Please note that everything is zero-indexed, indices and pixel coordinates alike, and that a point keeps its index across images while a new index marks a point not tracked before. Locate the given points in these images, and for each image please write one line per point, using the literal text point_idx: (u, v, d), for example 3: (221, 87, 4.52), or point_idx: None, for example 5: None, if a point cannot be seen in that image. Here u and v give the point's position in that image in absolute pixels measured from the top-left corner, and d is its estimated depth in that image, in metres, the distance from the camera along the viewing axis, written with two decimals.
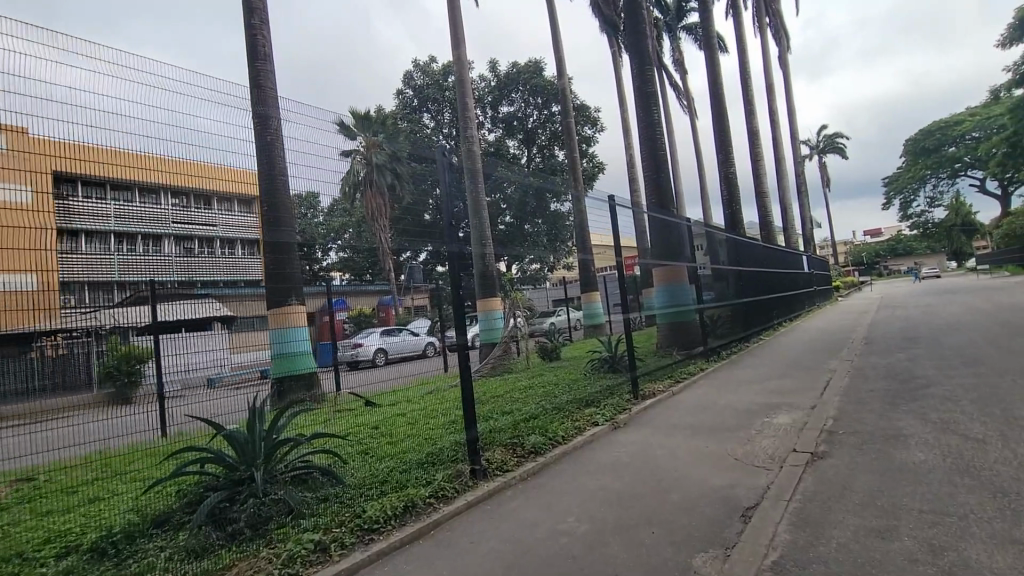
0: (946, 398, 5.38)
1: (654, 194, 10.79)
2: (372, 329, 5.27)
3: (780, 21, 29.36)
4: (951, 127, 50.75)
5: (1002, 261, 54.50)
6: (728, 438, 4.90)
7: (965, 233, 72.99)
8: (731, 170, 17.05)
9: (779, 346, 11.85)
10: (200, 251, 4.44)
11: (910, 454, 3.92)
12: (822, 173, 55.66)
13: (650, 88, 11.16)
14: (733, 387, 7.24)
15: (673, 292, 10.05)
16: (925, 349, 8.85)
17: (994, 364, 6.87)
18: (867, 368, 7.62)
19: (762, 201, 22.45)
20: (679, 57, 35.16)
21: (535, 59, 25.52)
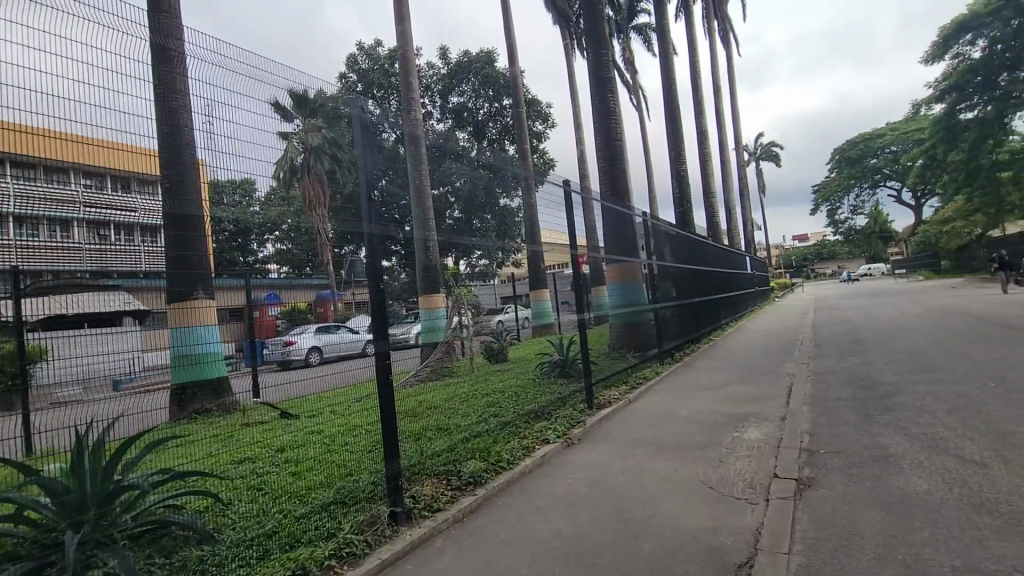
0: (919, 408, 5.01)
1: (608, 184, 10.19)
2: (303, 328, 3.88)
3: (727, 23, 29.93)
4: (872, 140, 54.39)
5: (916, 266, 59.01)
6: (697, 458, 4.28)
7: (883, 239, 78.71)
8: (682, 167, 16.89)
9: (730, 347, 11.64)
10: (115, 240, 3.08)
11: (907, 480, 3.41)
12: (758, 180, 58.22)
13: (605, 72, 10.57)
14: (693, 395, 6.72)
15: (627, 291, 9.64)
16: (876, 352, 8.72)
17: (952, 370, 6.70)
18: (827, 372, 7.32)
19: (710, 202, 22.65)
20: (630, 57, 35.26)
21: (487, 50, 24.65)
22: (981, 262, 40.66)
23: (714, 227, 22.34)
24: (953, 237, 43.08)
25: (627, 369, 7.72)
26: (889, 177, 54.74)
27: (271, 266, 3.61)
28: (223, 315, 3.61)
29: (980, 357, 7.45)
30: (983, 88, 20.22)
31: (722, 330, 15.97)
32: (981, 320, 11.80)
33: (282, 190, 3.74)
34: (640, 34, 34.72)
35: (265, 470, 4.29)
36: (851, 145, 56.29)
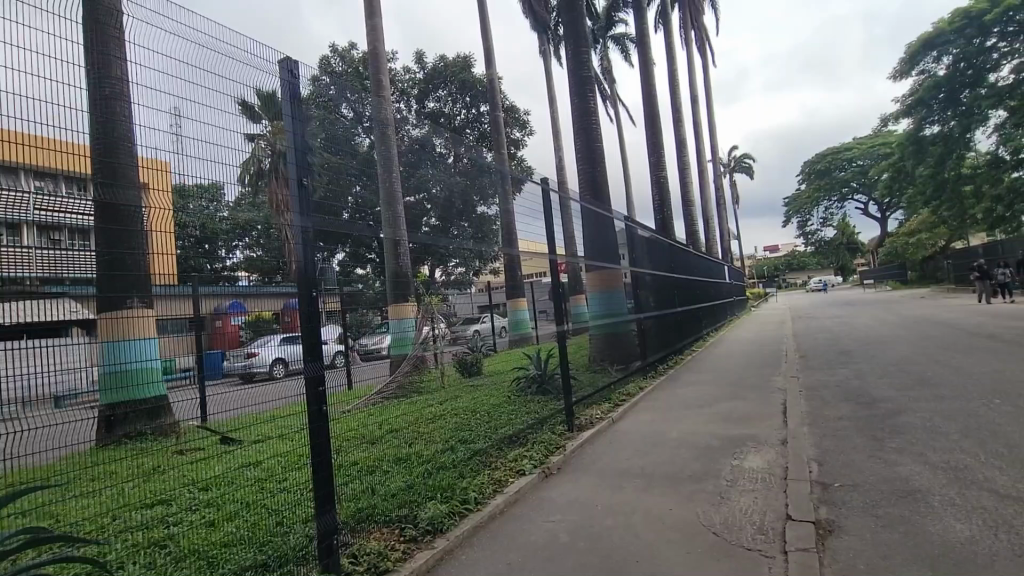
0: (931, 430, 4.56)
1: (588, 189, 9.70)
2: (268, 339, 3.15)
3: (703, 34, 30.13)
4: (840, 154, 55.81)
5: (883, 276, 60.51)
6: (695, 493, 3.72)
7: (850, 250, 80.80)
8: (662, 174, 16.60)
9: (714, 359, 11.25)
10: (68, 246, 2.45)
11: (945, 523, 2.89)
12: (732, 192, 59.02)
13: (586, 71, 10.12)
14: (681, 413, 6.20)
15: (608, 299, 9.12)
16: (865, 365, 8.37)
17: (950, 384, 6.34)
18: (820, 387, 6.90)
19: (689, 212, 22.53)
20: (608, 66, 35.31)
21: (464, 55, 24.15)
22: (945, 273, 41.91)
23: (694, 237, 22.21)
24: (918, 248, 44.34)
25: (608, 387, 7.18)
26: (857, 190, 56.25)
27: (242, 273, 3.11)
28: (173, 325, 2.76)
29: (974, 370, 7.14)
30: (950, 102, 20.61)
31: (703, 340, 15.66)
32: (961, 331, 11.69)
33: (252, 195, 3.17)
34: (617, 43, 34.75)
35: (177, 518, 3.60)
36: (821, 158, 57.66)
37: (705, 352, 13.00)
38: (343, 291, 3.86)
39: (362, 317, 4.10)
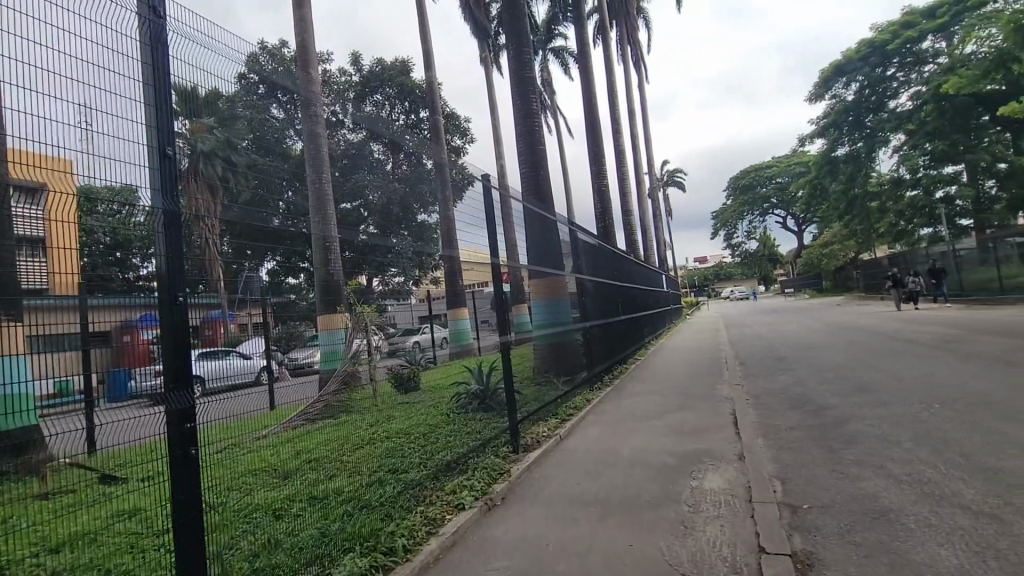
0: (883, 440, 4.45)
1: (531, 193, 9.35)
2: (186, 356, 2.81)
3: (639, 50, 31.16)
4: (761, 171, 59.67)
5: (801, 286, 64.93)
6: (656, 522, 3.32)
7: (771, 261, 86.42)
8: (604, 183, 16.67)
9: (657, 367, 11.17)
10: None
11: (929, 546, 2.64)
12: (666, 205, 61.46)
13: (528, 71, 9.81)
14: (630, 427, 5.89)
15: (552, 308, 8.81)
16: (804, 370, 8.52)
17: (887, 390, 6.42)
18: (766, 395, 6.82)
19: (628, 222, 22.94)
20: (547, 78, 35.74)
21: (403, 59, 23.51)
22: (854, 283, 45.59)
23: (633, 246, 22.56)
24: (831, 259, 48.06)
25: (553, 401, 6.80)
26: (777, 205, 60.31)
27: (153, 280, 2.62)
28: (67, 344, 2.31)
29: (904, 374, 7.34)
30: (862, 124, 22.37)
31: (644, 348, 15.74)
32: (880, 336, 12.34)
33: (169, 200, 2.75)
34: (557, 56, 35.31)
35: None
36: (744, 174, 61.36)
37: (647, 360, 12.97)
38: (272, 302, 3.37)
39: (294, 329, 3.59)
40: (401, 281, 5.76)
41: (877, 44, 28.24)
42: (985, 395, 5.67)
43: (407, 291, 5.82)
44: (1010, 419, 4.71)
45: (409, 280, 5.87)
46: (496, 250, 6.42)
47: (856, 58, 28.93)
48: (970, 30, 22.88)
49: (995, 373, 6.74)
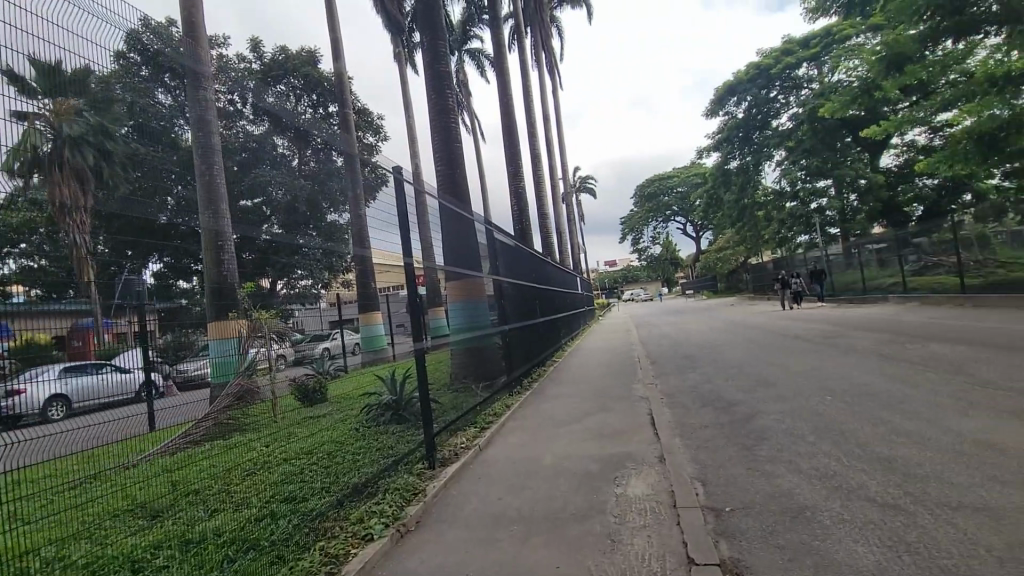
0: (790, 434, 4.62)
1: (447, 191, 9.00)
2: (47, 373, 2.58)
3: (553, 57, 31.83)
4: (665, 180, 63.51)
5: (700, 287, 69.89)
6: (582, 537, 3.13)
7: (674, 265, 92.36)
8: (520, 185, 16.67)
9: (574, 369, 11.26)
10: None
11: (845, 544, 2.67)
12: (578, 211, 63.45)
13: (443, 64, 9.46)
14: (550, 433, 5.74)
15: (468, 310, 8.59)
16: (710, 368, 8.92)
17: (786, 384, 6.82)
18: (679, 394, 7.00)
19: (544, 225, 23.21)
20: (463, 79, 35.43)
21: (310, 48, 22.12)
22: (745, 284, 49.88)
23: (549, 248, 22.86)
24: (725, 263, 52.22)
25: (472, 409, 6.49)
26: (678, 213, 64.56)
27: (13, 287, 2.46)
28: None
29: (797, 368, 7.90)
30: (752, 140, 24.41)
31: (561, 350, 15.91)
32: (772, 333, 13.37)
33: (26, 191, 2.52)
34: (472, 58, 35.14)
35: None
36: (649, 183, 64.99)
37: (565, 362, 13.07)
38: (160, 307, 3.32)
39: (187, 337, 3.52)
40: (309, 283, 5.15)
41: (763, 68, 31.13)
42: (869, 386, 6.17)
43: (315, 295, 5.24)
44: (892, 408, 5.11)
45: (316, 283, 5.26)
46: (411, 249, 6.00)
47: (746, 79, 31.65)
48: (838, 61, 25.85)
49: (872, 365, 7.42)
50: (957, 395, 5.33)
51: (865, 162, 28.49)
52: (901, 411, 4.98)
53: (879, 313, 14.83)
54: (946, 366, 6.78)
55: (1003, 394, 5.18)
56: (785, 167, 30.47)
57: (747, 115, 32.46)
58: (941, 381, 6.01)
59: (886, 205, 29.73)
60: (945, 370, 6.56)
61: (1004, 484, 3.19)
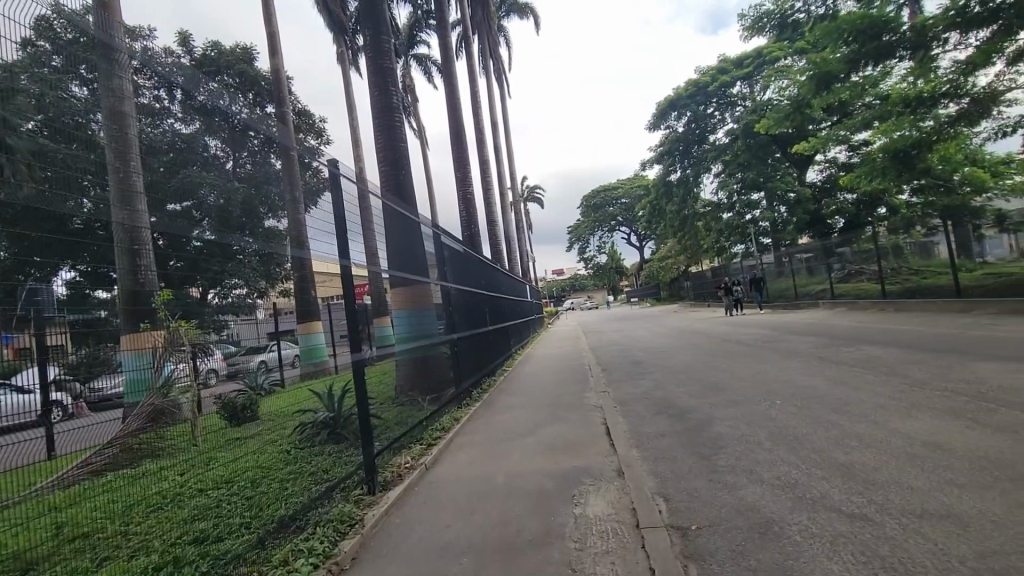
0: (746, 441, 4.53)
1: (389, 189, 8.56)
2: None
3: (501, 66, 31.84)
4: (610, 191, 65.03)
5: (644, 295, 71.84)
6: (541, 567, 2.82)
7: (619, 274, 94.63)
8: (469, 191, 16.35)
9: (525, 377, 11.01)
10: None
11: (819, 562, 2.51)
12: (526, 220, 63.78)
13: (387, 60, 9.00)
14: (502, 448, 5.41)
15: (414, 318, 8.12)
16: (661, 374, 8.89)
17: (735, 388, 6.83)
18: (632, 401, 6.86)
19: (493, 233, 22.96)
20: (409, 84, 34.80)
21: (244, 44, 20.95)
22: (685, 292, 51.70)
23: (497, 256, 22.63)
24: (667, 271, 53.96)
25: (420, 422, 6.06)
26: (622, 223, 66.29)
27: None
28: None
29: (744, 372, 7.98)
30: None
31: (511, 359, 15.64)
32: (715, 339, 13.68)
33: None
34: (419, 63, 34.61)
35: None
36: (595, 194, 66.36)
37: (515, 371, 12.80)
38: (78, 323, 3.06)
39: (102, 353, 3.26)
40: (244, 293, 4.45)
41: (702, 85, 32.50)
42: (814, 389, 6.26)
43: (251, 305, 4.51)
44: (840, 411, 5.15)
45: (251, 292, 4.50)
46: (346, 252, 5.55)
47: (686, 95, 32.91)
48: (770, 80, 27.33)
49: (814, 368, 7.60)
50: (898, 395, 5.46)
51: (794, 176, 30.23)
52: (848, 413, 5.02)
53: (812, 318, 15.54)
54: (881, 367, 7.02)
55: (938, 393, 5.34)
56: (723, 179, 31.87)
57: (687, 130, 33.79)
58: (881, 383, 6.16)
59: (813, 216, 31.64)
60: (882, 371, 6.76)
61: (960, 486, 3.16)
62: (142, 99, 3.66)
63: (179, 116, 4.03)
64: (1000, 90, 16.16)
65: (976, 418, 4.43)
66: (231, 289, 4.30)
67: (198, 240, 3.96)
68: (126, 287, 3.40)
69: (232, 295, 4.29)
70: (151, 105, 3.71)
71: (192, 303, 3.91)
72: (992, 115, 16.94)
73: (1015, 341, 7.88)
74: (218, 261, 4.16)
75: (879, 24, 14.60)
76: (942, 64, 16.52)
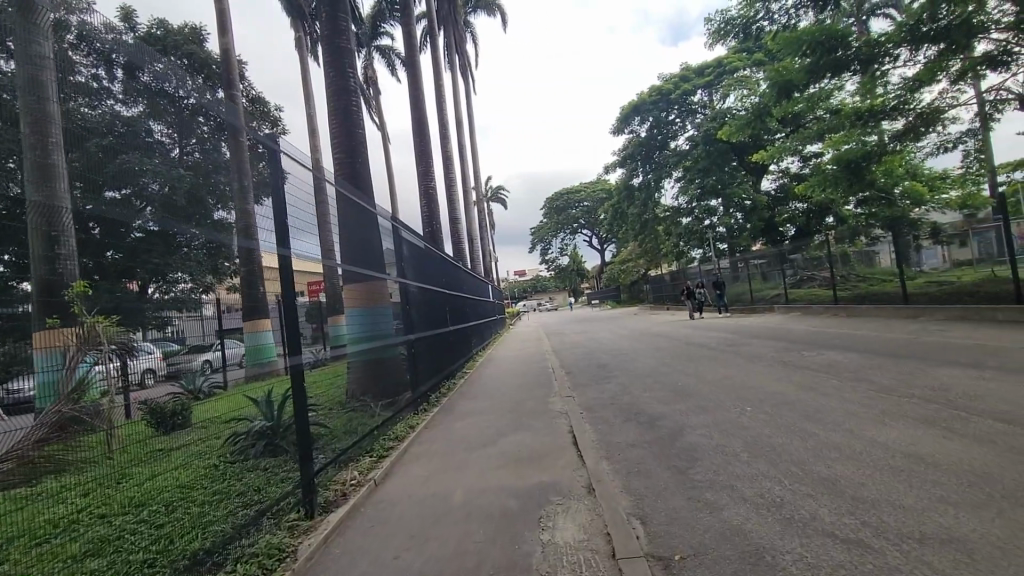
0: (721, 452, 4.25)
1: (343, 177, 7.95)
2: None
3: (466, 61, 31.24)
4: (573, 194, 65.25)
5: (604, 297, 72.55)
6: None
7: (580, 276, 95.42)
8: (431, 185, 15.79)
9: (486, 381, 10.57)
10: None
11: None
12: (489, 221, 63.23)
13: (344, 38, 8.36)
14: (461, 460, 4.96)
15: (372, 317, 7.56)
16: (625, 378, 8.64)
17: (703, 393, 6.62)
18: (598, 408, 6.53)
19: (455, 230, 22.41)
20: (371, 75, 33.69)
21: (191, 23, 19.62)
22: (644, 295, 52.56)
23: (459, 254, 22.09)
24: (627, 274, 54.72)
25: (371, 432, 5.52)
26: (584, 225, 66.78)
27: None
28: None
29: (710, 377, 7.80)
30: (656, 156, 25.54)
31: (472, 361, 15.16)
32: (676, 342, 13.64)
33: None
34: (382, 55, 33.60)
35: None
36: (557, 196, 66.56)
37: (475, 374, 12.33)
38: None
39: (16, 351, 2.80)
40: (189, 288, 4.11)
41: (664, 92, 33.00)
42: (783, 395, 6.10)
43: (197, 299, 4.17)
44: (813, 419, 4.96)
45: (198, 287, 4.23)
46: (285, 239, 4.94)
47: (649, 100, 33.27)
48: (730, 89, 27.93)
49: (779, 372, 7.49)
50: (868, 402, 5.33)
51: (751, 184, 31.07)
52: (822, 421, 4.83)
53: (768, 323, 15.80)
54: (845, 372, 6.97)
55: (909, 400, 5.24)
56: (683, 185, 32.44)
57: (649, 135, 34.20)
58: (848, 388, 6.06)
59: (767, 224, 32.63)
60: (847, 377, 6.69)
61: (954, 505, 2.94)
62: (79, 77, 3.21)
63: (122, 97, 3.44)
64: (942, 108, 16.94)
65: (950, 427, 4.31)
66: (177, 284, 3.90)
67: (139, 232, 3.51)
68: (45, 279, 2.95)
69: (177, 288, 3.91)
70: (91, 85, 3.28)
71: (125, 297, 3.41)
72: (935, 131, 17.75)
73: (966, 347, 8.04)
74: (159, 253, 3.70)
75: (835, 37, 14.97)
76: (891, 80, 17.18)
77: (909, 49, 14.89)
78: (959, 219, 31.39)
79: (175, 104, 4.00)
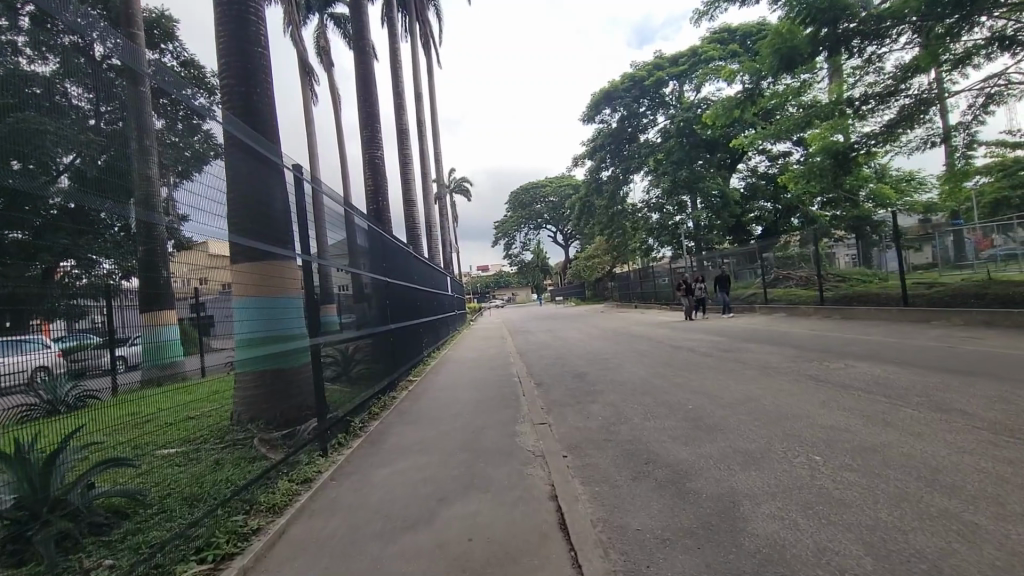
0: (836, 572, 2.37)
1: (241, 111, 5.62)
2: None
3: (429, 30, 28.53)
4: (537, 189, 63.32)
5: (567, 294, 71.12)
6: None
7: (542, 273, 93.70)
8: (377, 152, 13.51)
9: (433, 396, 8.41)
10: None
11: None
12: (452, 213, 60.57)
13: None
14: (368, 564, 2.86)
15: (266, 312, 5.09)
16: (614, 394, 6.70)
17: (732, 426, 4.76)
18: (588, 447, 4.56)
19: (410, 213, 20.03)
20: (323, 46, 30.65)
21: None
22: (609, 292, 51.23)
23: (413, 242, 19.72)
24: (591, 271, 53.29)
25: (217, 507, 3.33)
26: (548, 221, 65.14)
27: None
28: None
29: (725, 397, 5.95)
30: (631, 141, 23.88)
31: (421, 366, 12.90)
32: (657, 346, 11.91)
33: None
34: (336, 22, 30.53)
35: None
36: (521, 191, 64.56)
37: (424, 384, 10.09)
38: None
39: None
40: (111, 271, 3.29)
41: (637, 79, 31.50)
42: (849, 434, 4.30)
43: (119, 288, 3.33)
44: (935, 490, 3.16)
45: (118, 271, 3.32)
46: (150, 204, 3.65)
47: (621, 88, 31.72)
48: (704, 80, 26.58)
49: (818, 394, 5.71)
50: (995, 455, 3.58)
51: (722, 180, 29.97)
52: (957, 496, 3.03)
53: (753, 325, 14.28)
54: (909, 397, 5.26)
55: None
56: (653, 179, 30.97)
57: (619, 127, 32.60)
58: (937, 425, 4.32)
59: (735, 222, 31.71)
60: (917, 403, 5.00)
61: None
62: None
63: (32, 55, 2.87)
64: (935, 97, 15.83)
65: None
66: (96, 268, 3.21)
67: (59, 199, 2.87)
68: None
69: (95, 274, 3.18)
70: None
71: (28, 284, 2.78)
72: (924, 123, 16.69)
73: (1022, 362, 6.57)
74: (68, 232, 3.04)
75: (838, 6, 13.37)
76: (883, 67, 15.95)
77: (909, 28, 13.60)
78: (916, 223, 31.52)
79: (96, 66, 3.24)
